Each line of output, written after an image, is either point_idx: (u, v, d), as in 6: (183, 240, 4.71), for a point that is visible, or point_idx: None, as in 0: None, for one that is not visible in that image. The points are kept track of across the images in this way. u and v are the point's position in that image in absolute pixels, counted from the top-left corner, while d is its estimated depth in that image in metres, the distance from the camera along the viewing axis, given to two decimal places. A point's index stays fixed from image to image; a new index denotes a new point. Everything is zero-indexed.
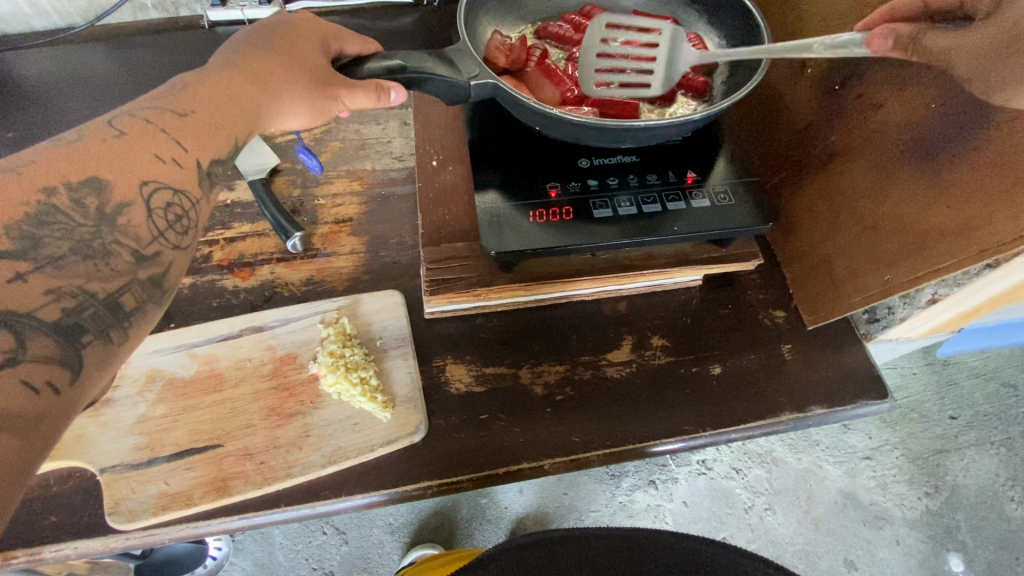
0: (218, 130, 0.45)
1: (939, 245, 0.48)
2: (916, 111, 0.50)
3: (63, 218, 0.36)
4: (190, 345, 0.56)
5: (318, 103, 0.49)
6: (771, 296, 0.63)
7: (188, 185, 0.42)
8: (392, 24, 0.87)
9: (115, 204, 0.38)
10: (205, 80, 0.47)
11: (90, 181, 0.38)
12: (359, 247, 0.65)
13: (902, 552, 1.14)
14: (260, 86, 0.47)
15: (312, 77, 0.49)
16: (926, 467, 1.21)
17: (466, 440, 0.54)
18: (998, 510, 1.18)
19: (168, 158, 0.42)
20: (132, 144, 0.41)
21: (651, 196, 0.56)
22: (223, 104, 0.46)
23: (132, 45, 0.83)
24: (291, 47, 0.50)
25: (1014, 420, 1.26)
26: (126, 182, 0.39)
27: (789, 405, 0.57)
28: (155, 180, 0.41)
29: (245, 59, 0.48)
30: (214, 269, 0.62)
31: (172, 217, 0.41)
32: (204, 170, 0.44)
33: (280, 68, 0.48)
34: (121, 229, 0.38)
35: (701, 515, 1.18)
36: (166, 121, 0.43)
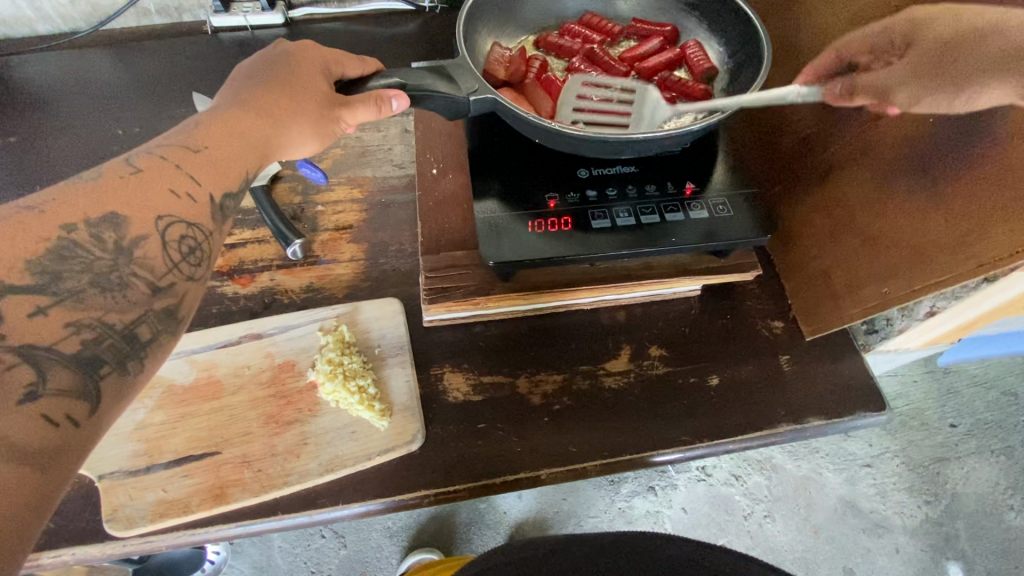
0: (233, 164, 0.45)
1: (937, 259, 0.48)
2: (914, 126, 0.50)
3: (81, 253, 0.35)
4: (189, 352, 0.56)
5: (325, 125, 0.50)
6: (769, 307, 0.63)
7: (202, 218, 0.41)
8: (393, 30, 0.87)
9: (130, 239, 0.37)
10: (216, 116, 0.46)
11: (109, 217, 0.37)
12: (359, 254, 0.65)
13: (901, 560, 1.14)
14: (271, 117, 0.48)
15: (319, 106, 0.49)
16: (926, 476, 1.21)
17: (463, 449, 0.54)
18: (998, 519, 1.18)
19: (183, 192, 0.41)
20: (148, 179, 0.40)
21: (649, 206, 0.56)
22: (237, 138, 0.46)
23: (135, 50, 0.83)
24: (294, 76, 0.50)
25: (1014, 428, 1.26)
26: (141, 217, 0.38)
27: (786, 416, 0.57)
28: (171, 214, 0.40)
29: (256, 92, 0.49)
30: (215, 275, 0.62)
31: (186, 249, 0.40)
32: (218, 203, 0.43)
33: (287, 96, 0.49)
34: (138, 263, 0.37)
35: (699, 522, 1.18)
36: (180, 157, 0.42)
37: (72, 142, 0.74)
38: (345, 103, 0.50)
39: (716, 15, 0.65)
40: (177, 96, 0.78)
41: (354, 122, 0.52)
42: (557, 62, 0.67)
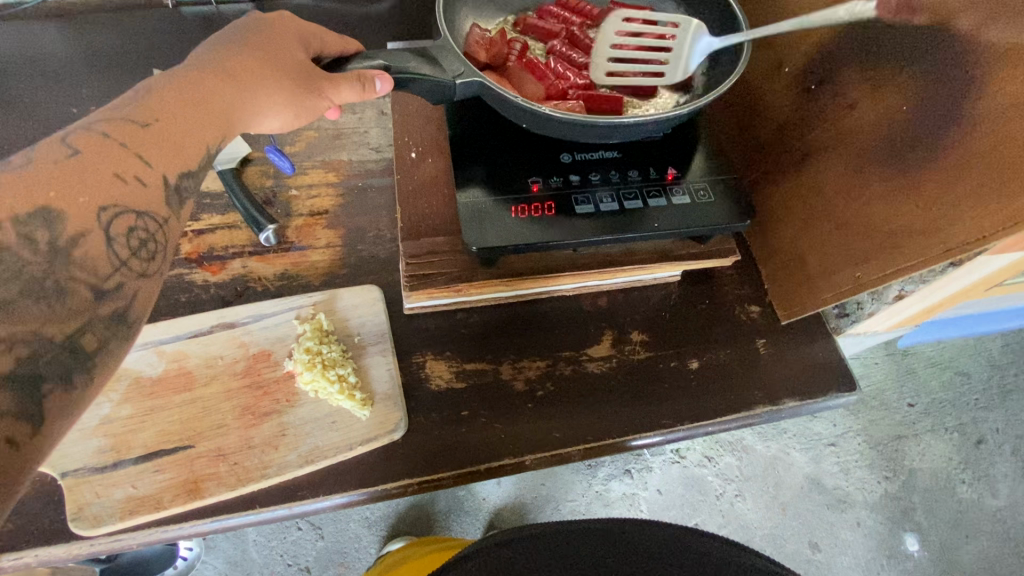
0: (186, 137, 0.42)
1: (908, 244, 0.50)
2: (890, 114, 0.51)
3: (10, 257, 0.33)
4: (157, 342, 0.54)
5: (295, 100, 0.47)
6: (746, 292, 0.65)
7: (154, 205, 0.39)
8: (367, 9, 0.84)
9: (70, 237, 0.35)
10: (169, 84, 0.43)
11: (41, 211, 0.35)
12: (335, 240, 0.63)
13: (861, 533, 1.20)
14: (235, 91, 0.45)
15: (290, 80, 0.47)
16: (886, 453, 1.27)
17: (447, 438, 0.53)
18: (951, 491, 1.25)
19: (127, 175, 0.39)
20: (88, 165, 0.37)
21: (632, 192, 0.56)
22: (189, 109, 0.43)
23: (88, 23, 0.78)
24: (265, 48, 0.48)
25: (967, 407, 1.32)
26: (79, 210, 0.36)
27: (763, 398, 0.58)
28: (115, 202, 0.37)
29: (217, 61, 0.46)
30: (182, 262, 0.60)
31: (137, 242, 0.38)
32: (173, 185, 0.41)
33: (250, 64, 0.46)
34: (77, 264, 0.35)
35: (674, 502, 1.21)
36: (123, 134, 0.40)
37: (22, 121, 0.69)
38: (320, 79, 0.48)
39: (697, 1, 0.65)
40: (136, 73, 0.74)
41: (334, 100, 0.49)
42: (534, 45, 0.66)
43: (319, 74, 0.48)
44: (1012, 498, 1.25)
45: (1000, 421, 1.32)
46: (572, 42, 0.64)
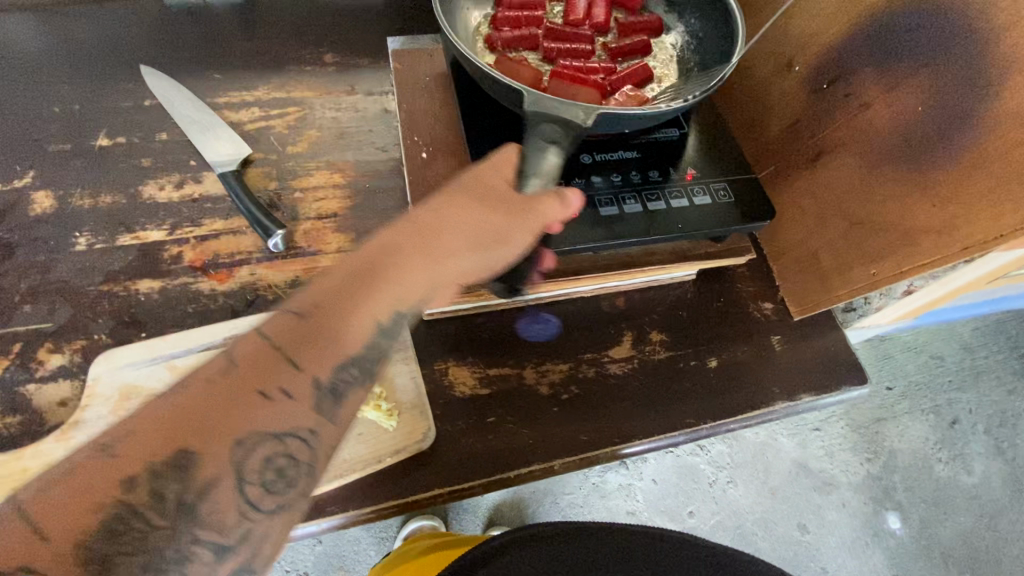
0: (353, 314, 0.38)
1: (924, 243, 0.51)
2: (904, 113, 0.52)
3: (136, 525, 0.30)
4: (168, 357, 0.52)
5: (501, 240, 0.44)
6: (758, 288, 0.65)
7: (302, 425, 0.35)
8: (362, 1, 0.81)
9: (199, 487, 0.31)
10: (393, 258, 0.41)
11: (176, 459, 0.31)
12: (346, 245, 0.61)
13: (846, 513, 1.25)
14: (428, 254, 0.42)
15: (497, 217, 0.44)
16: (867, 435, 1.31)
17: (474, 445, 0.53)
18: (928, 470, 1.30)
19: (269, 390, 0.34)
20: (237, 380, 0.34)
21: (654, 193, 0.56)
22: (430, 258, 0.42)
23: (62, 15, 0.73)
24: (490, 196, 0.45)
25: (942, 389, 1.37)
26: (213, 449, 0.32)
27: (781, 394, 0.59)
28: (252, 429, 0.33)
29: (440, 226, 0.43)
30: (187, 270, 0.57)
31: (272, 475, 0.33)
32: (323, 385, 0.36)
33: (452, 208, 0.44)
34: (203, 521, 0.31)
35: (669, 491, 1.23)
36: (289, 342, 0.36)
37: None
38: (512, 207, 0.44)
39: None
40: (120, 69, 0.70)
41: (539, 230, 0.45)
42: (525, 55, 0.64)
43: (511, 205, 0.45)
44: (985, 475, 1.31)
45: (974, 401, 1.37)
46: (557, 36, 0.63)
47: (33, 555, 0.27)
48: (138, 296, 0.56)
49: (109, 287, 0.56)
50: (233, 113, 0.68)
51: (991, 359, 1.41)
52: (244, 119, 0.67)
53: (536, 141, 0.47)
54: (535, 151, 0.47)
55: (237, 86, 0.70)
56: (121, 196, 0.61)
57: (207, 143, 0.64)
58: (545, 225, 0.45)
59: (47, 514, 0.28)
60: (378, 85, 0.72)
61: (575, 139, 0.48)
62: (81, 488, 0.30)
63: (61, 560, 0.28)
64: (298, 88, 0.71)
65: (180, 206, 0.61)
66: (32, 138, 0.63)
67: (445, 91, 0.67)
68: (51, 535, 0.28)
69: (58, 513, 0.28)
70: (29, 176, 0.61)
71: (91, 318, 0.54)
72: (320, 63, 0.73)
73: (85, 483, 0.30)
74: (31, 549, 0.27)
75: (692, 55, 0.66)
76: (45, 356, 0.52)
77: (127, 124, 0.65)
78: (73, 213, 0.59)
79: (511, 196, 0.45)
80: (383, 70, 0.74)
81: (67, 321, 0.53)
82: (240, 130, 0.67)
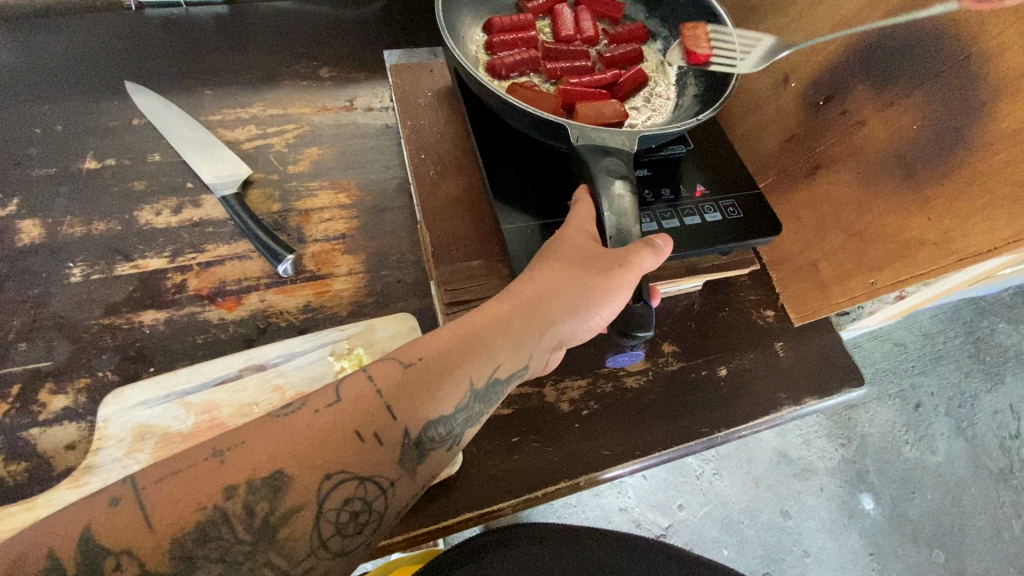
0: (455, 380, 0.41)
1: (920, 254, 0.53)
2: (896, 131, 0.55)
3: (225, 533, 0.34)
4: (181, 394, 0.49)
5: (594, 300, 0.45)
6: (760, 297, 0.68)
7: (384, 467, 0.38)
8: (354, 12, 0.80)
9: (283, 511, 0.35)
10: (492, 317, 0.44)
11: (274, 475, 0.36)
12: (356, 267, 0.60)
13: (824, 498, 1.21)
14: (523, 317, 0.45)
15: (584, 278, 0.44)
16: (840, 421, 1.28)
17: (501, 466, 0.53)
18: (897, 452, 1.26)
19: (369, 434, 0.38)
20: (342, 417, 0.38)
21: (667, 211, 0.58)
22: (527, 322, 0.44)
23: (35, 28, 0.69)
24: (580, 255, 0.46)
25: (905, 373, 1.33)
26: (306, 479, 0.36)
27: (787, 398, 0.62)
28: (343, 469, 0.37)
29: (532, 283, 0.46)
30: (192, 299, 0.56)
31: (346, 517, 0.36)
32: (415, 438, 0.39)
33: (545, 272, 0.46)
34: (278, 545, 0.35)
35: (659, 486, 1.19)
36: (397, 398, 0.40)
37: None
38: (606, 264, 0.44)
39: (674, 13, 0.68)
40: (102, 86, 0.67)
41: (632, 285, 0.45)
42: (528, 78, 0.63)
43: (604, 264, 0.44)
44: (950, 454, 1.26)
45: (935, 385, 1.32)
46: (556, 54, 0.63)
47: (141, 542, 0.33)
48: (143, 328, 0.54)
49: (110, 320, 0.54)
50: (228, 131, 0.66)
51: (950, 344, 1.36)
52: (240, 138, 0.65)
53: (601, 178, 0.47)
54: (604, 190, 0.47)
55: (231, 103, 0.68)
56: (115, 223, 0.58)
57: (203, 163, 0.62)
58: (638, 277, 0.45)
59: (161, 505, 0.34)
60: (378, 101, 0.71)
61: (633, 166, 0.49)
62: (188, 489, 0.35)
63: (160, 551, 0.33)
64: (294, 104, 0.69)
65: (180, 230, 0.59)
66: (13, 163, 0.60)
67: (449, 107, 0.67)
68: (158, 526, 0.33)
69: (170, 504, 0.34)
70: (14, 203, 0.58)
71: (93, 353, 0.52)
72: (316, 78, 0.72)
73: (193, 484, 0.35)
74: (138, 536, 0.33)
75: None
76: (47, 398, 0.50)
77: (117, 146, 0.63)
78: (64, 242, 0.57)
79: (602, 252, 0.45)
80: (381, 84, 0.73)
81: (67, 358, 0.51)
82: (237, 149, 0.65)
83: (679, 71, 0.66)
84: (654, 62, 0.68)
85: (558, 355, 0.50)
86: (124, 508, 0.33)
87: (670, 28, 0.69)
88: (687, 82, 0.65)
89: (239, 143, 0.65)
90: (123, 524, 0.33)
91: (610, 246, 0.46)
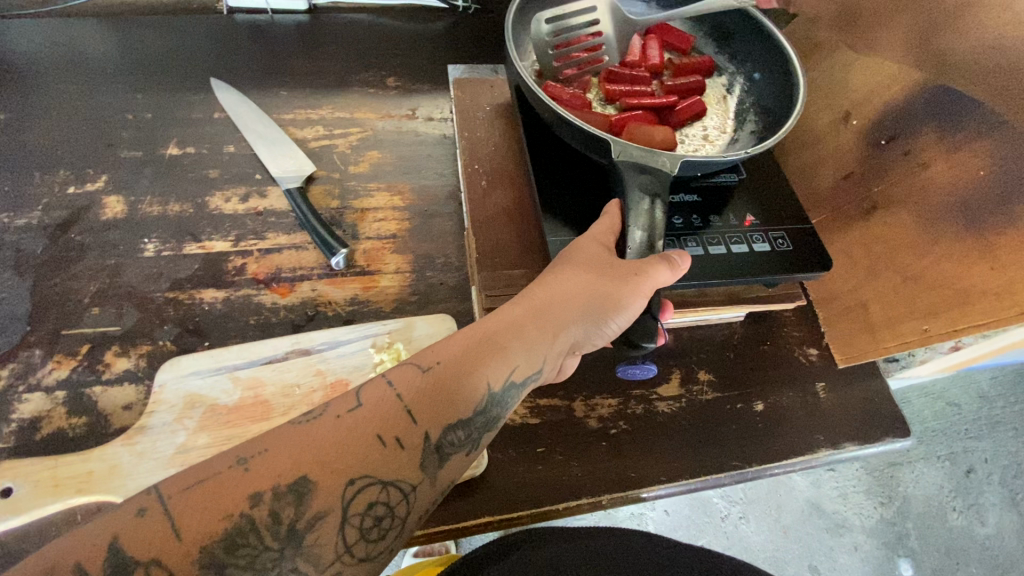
0: (470, 383, 0.41)
1: (981, 303, 0.51)
2: (965, 174, 0.54)
3: (253, 541, 0.34)
4: (232, 368, 0.52)
5: (611, 306, 0.45)
6: (804, 334, 0.66)
7: (406, 472, 0.38)
8: (424, 27, 0.84)
9: (309, 517, 0.35)
10: (507, 323, 0.44)
11: (298, 483, 0.35)
12: (405, 266, 0.62)
13: (858, 558, 1.13)
14: (539, 324, 0.45)
15: (601, 284, 0.45)
16: (881, 479, 1.20)
17: (525, 474, 0.53)
18: (942, 519, 1.17)
19: (391, 438, 0.38)
20: (364, 423, 0.38)
21: (715, 238, 0.58)
22: (542, 327, 0.45)
23: (138, 25, 0.77)
24: (596, 262, 0.47)
25: (957, 436, 1.25)
26: (329, 485, 0.35)
27: (825, 440, 0.60)
28: (367, 474, 0.37)
29: (548, 290, 0.46)
30: (249, 282, 0.59)
31: (369, 522, 0.36)
32: (434, 443, 0.39)
33: (562, 281, 0.46)
34: (305, 551, 0.35)
35: (681, 522, 1.15)
36: (417, 403, 0.40)
37: (73, 125, 0.67)
38: (623, 272, 0.45)
39: (743, 50, 0.69)
40: (190, 80, 0.72)
41: (647, 294, 0.45)
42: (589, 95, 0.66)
43: (619, 272, 0.45)
44: (1001, 526, 1.17)
45: (989, 451, 1.24)
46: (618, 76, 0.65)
47: (170, 551, 0.32)
48: (202, 305, 0.57)
49: (175, 294, 0.57)
50: (297, 129, 0.70)
51: (1009, 410, 1.27)
52: (308, 136, 0.70)
53: (633, 193, 0.48)
54: (633, 205, 0.48)
55: (303, 104, 0.72)
56: (189, 206, 0.63)
57: (272, 157, 0.66)
58: (654, 288, 0.46)
59: (188, 514, 0.33)
60: (438, 112, 0.74)
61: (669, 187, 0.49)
62: (213, 497, 0.34)
63: (189, 560, 0.32)
64: (360, 109, 0.73)
65: (244, 217, 0.63)
66: (106, 144, 0.66)
67: (506, 122, 0.69)
68: (186, 535, 0.33)
69: (198, 513, 0.33)
70: (102, 180, 0.64)
71: (157, 324, 0.56)
72: (383, 87, 0.76)
73: (216, 491, 0.34)
74: (167, 545, 0.32)
75: (746, 97, 0.67)
76: (113, 359, 0.53)
77: (197, 136, 0.68)
78: (142, 219, 0.61)
79: (618, 262, 0.46)
80: (442, 96, 0.76)
81: (133, 326, 0.55)
82: (304, 147, 0.69)
83: (741, 107, 0.67)
84: (717, 95, 0.68)
85: (572, 363, 0.51)
86: (150, 517, 0.33)
87: (738, 64, 0.69)
88: (747, 119, 0.66)
89: (307, 141, 0.69)
90: (152, 534, 0.32)
91: (628, 256, 0.47)
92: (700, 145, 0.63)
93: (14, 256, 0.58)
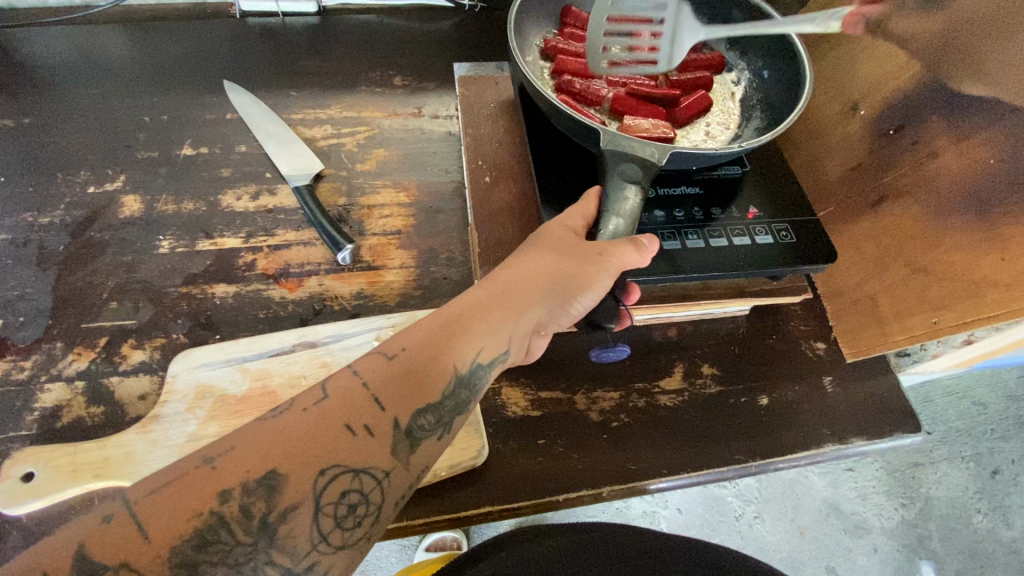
0: (438, 366, 0.42)
1: (991, 295, 0.49)
2: (971, 163, 0.53)
3: (225, 537, 0.34)
4: (240, 359, 0.54)
5: (576, 287, 0.47)
6: (812, 329, 0.65)
7: (378, 458, 0.38)
8: (431, 27, 0.85)
9: (281, 509, 0.35)
10: (471, 305, 0.45)
11: (268, 475, 0.35)
12: (408, 262, 0.63)
13: (878, 560, 1.11)
14: (505, 307, 0.46)
15: (566, 264, 0.47)
16: (902, 480, 1.17)
17: (524, 466, 0.54)
18: (965, 521, 1.14)
19: (359, 426, 0.38)
20: (333, 414, 0.38)
21: (716, 230, 0.58)
22: (508, 309, 0.46)
23: (155, 29, 0.80)
24: (560, 245, 0.48)
25: (982, 437, 1.21)
26: (301, 476, 0.35)
27: (831, 436, 0.59)
28: (337, 462, 0.37)
29: (512, 272, 0.48)
30: (258, 277, 0.61)
31: (344, 511, 0.36)
32: (403, 426, 0.40)
33: (527, 263, 0.48)
34: (279, 543, 0.35)
35: (694, 522, 1.14)
36: (385, 388, 0.40)
37: (93, 127, 0.70)
38: (588, 253, 0.47)
39: (753, 45, 0.68)
40: (205, 82, 0.75)
41: (612, 273, 0.47)
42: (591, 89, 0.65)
43: (585, 252, 0.47)
44: None
45: (1016, 452, 1.20)
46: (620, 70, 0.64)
47: (137, 555, 0.32)
48: (214, 299, 0.59)
49: (187, 288, 0.59)
50: (306, 129, 0.72)
51: None
52: (317, 135, 0.71)
53: (613, 182, 0.49)
54: (611, 193, 0.49)
55: (312, 104, 0.74)
56: (201, 204, 0.65)
57: (282, 156, 0.68)
58: (620, 268, 0.48)
59: (156, 514, 0.33)
60: (444, 110, 0.75)
61: (653, 177, 0.50)
62: (185, 494, 0.34)
63: (158, 560, 0.32)
64: (367, 108, 0.74)
65: (255, 215, 0.65)
66: (125, 145, 0.69)
67: (510, 118, 0.70)
68: (154, 537, 0.32)
69: (165, 513, 0.33)
70: (120, 179, 0.66)
71: (170, 318, 0.58)
72: (390, 86, 0.77)
73: (187, 488, 0.34)
74: (134, 546, 0.32)
75: (754, 93, 0.67)
76: (128, 351, 0.56)
77: (210, 137, 0.70)
78: (157, 217, 0.64)
79: (585, 244, 0.48)
80: (448, 95, 0.77)
81: (147, 319, 0.57)
82: (312, 145, 0.70)
83: (748, 103, 0.67)
84: (724, 92, 0.68)
85: (541, 344, 0.52)
86: (115, 522, 0.32)
87: (748, 60, 0.69)
88: (753, 115, 0.65)
89: (315, 140, 0.71)
90: (117, 537, 0.32)
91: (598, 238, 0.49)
92: (703, 140, 0.63)
93: (37, 254, 0.61)
